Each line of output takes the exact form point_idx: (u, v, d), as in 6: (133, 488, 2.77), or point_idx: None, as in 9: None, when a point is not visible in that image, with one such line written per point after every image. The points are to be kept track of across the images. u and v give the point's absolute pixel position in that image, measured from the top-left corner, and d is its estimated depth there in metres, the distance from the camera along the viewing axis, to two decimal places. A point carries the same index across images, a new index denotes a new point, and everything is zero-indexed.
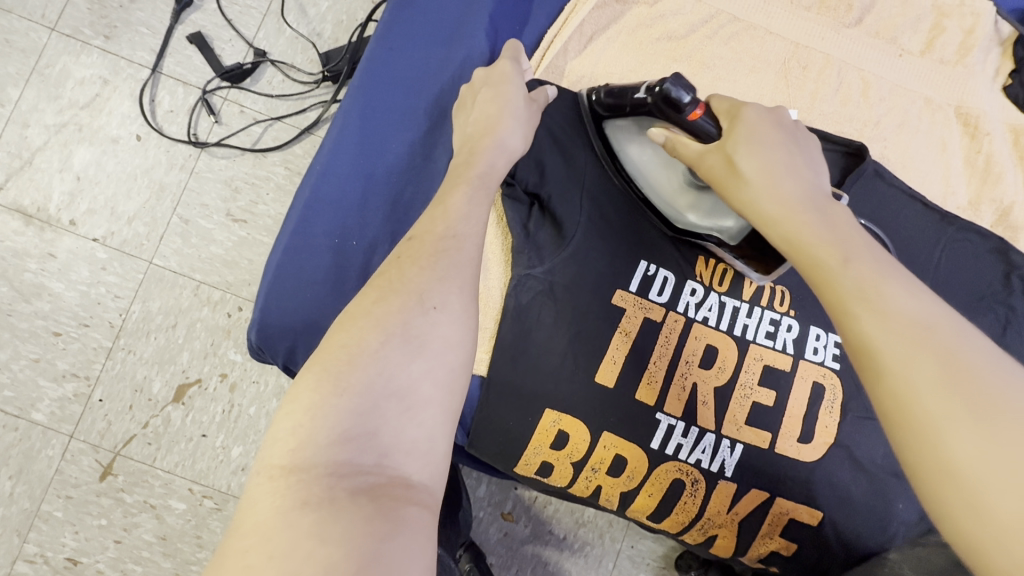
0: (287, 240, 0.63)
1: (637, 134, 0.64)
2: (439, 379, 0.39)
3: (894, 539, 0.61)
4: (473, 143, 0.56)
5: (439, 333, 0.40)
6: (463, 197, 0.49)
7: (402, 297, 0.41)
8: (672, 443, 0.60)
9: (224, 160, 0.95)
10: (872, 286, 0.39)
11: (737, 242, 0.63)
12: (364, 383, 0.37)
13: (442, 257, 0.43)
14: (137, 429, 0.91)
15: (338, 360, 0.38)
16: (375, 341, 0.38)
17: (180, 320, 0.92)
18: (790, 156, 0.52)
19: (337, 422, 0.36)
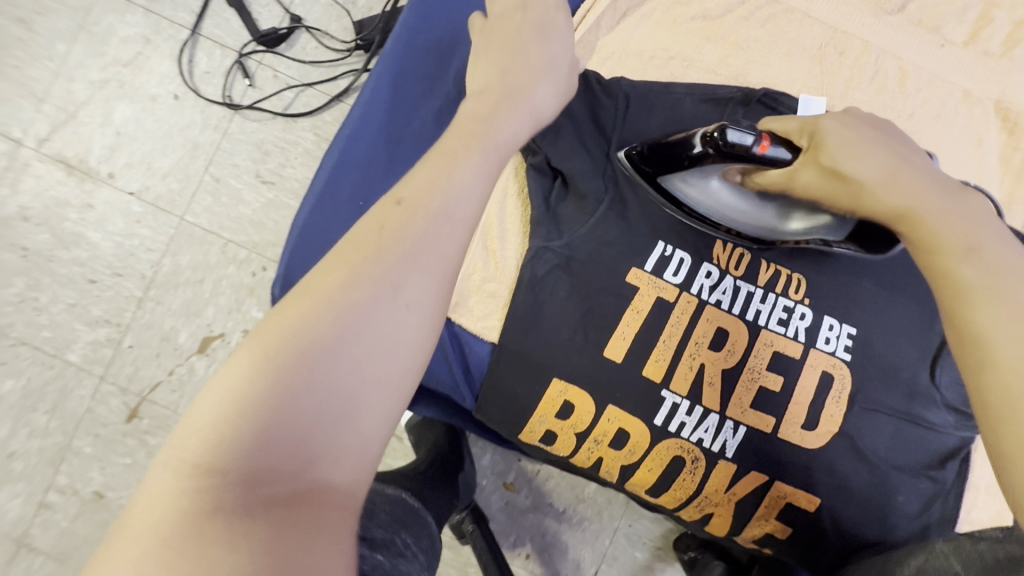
0: (314, 201, 0.65)
1: (698, 179, 0.62)
2: (389, 380, 0.37)
3: (892, 531, 0.61)
4: (484, 102, 0.49)
5: (397, 330, 0.37)
6: (466, 172, 0.43)
7: (368, 282, 0.37)
8: (676, 420, 0.61)
9: (255, 123, 0.97)
10: (1002, 282, 0.43)
11: (845, 235, 0.60)
12: (304, 378, 0.34)
13: (419, 244, 0.39)
14: (163, 376, 0.95)
15: (281, 353, 0.34)
16: (324, 330, 0.35)
17: (207, 276, 0.96)
18: (899, 151, 0.53)
19: (267, 420, 0.33)
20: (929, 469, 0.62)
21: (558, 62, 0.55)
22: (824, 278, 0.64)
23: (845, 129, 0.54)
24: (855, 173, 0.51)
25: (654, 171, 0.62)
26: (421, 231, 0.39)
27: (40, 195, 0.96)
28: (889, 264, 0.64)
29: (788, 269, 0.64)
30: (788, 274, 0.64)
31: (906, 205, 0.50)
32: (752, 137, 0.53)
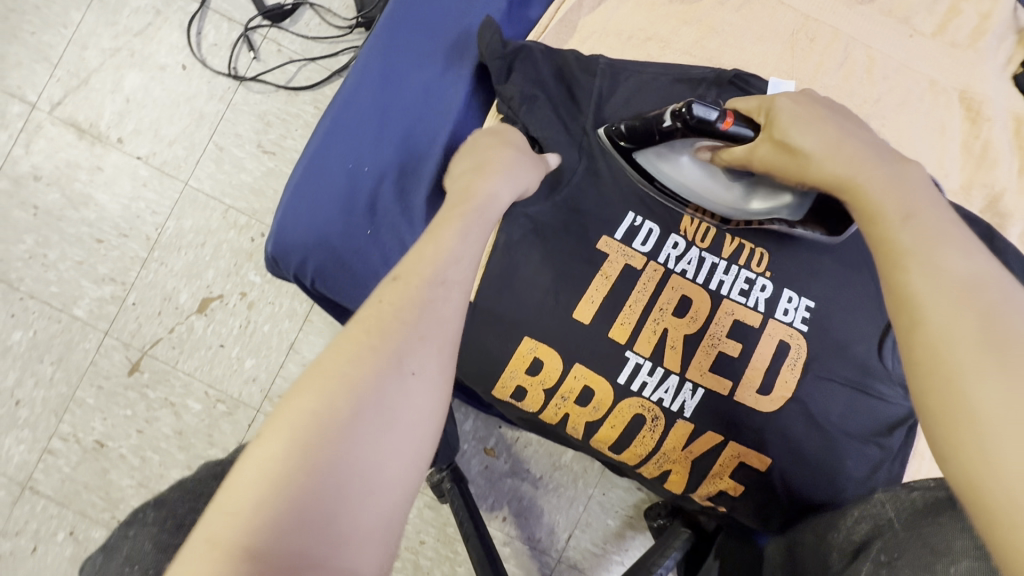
0: (306, 162, 0.69)
1: (668, 155, 0.67)
2: (405, 453, 0.40)
3: (839, 493, 0.65)
4: (456, 204, 0.55)
5: (408, 400, 0.41)
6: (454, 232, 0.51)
7: (382, 359, 0.41)
8: (638, 380, 0.65)
9: (259, 95, 1.01)
10: (933, 246, 0.42)
11: (799, 217, 0.67)
12: (329, 457, 0.37)
13: (424, 311, 0.45)
14: (164, 333, 1.00)
15: (308, 430, 0.37)
16: (344, 407, 0.38)
17: (208, 240, 1.00)
18: (849, 128, 0.56)
19: (296, 504, 0.35)
20: (878, 436, 0.66)
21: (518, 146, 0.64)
22: (785, 253, 0.68)
23: (798, 110, 0.58)
24: (799, 145, 0.55)
25: (631, 148, 0.67)
26: (419, 297, 0.45)
27: (53, 156, 1.01)
28: (847, 243, 0.68)
29: (751, 243, 0.68)
30: (751, 248, 0.67)
31: (847, 177, 0.52)
32: (717, 114, 0.59)
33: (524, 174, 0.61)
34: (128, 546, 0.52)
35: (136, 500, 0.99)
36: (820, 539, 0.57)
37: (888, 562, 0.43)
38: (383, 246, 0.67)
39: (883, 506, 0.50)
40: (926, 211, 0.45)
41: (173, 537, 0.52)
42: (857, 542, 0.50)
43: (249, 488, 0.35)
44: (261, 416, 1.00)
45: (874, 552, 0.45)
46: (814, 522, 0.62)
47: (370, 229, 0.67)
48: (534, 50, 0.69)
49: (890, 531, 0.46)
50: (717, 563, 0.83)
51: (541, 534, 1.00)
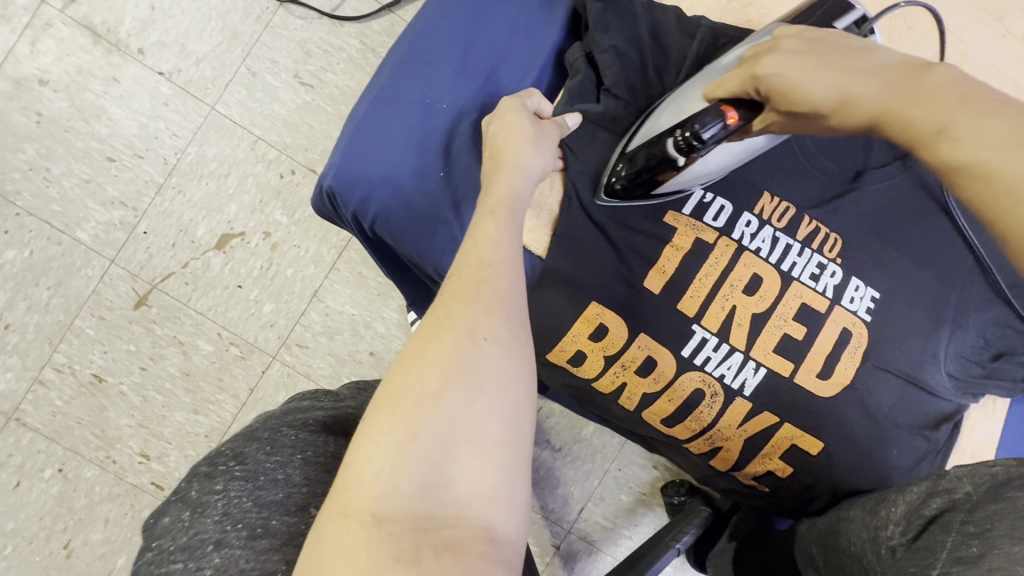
0: (377, 93, 0.65)
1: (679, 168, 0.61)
2: (505, 415, 0.40)
3: (883, 480, 0.67)
4: (483, 203, 0.52)
5: (493, 366, 0.41)
6: (493, 226, 0.48)
7: (454, 331, 0.41)
8: (702, 354, 0.64)
9: (300, 20, 0.94)
10: (1017, 146, 0.35)
11: None
12: (434, 428, 0.38)
13: (482, 288, 0.44)
14: (177, 267, 0.94)
15: (405, 403, 0.38)
16: (435, 382, 0.39)
17: (233, 171, 0.94)
18: (846, 52, 0.46)
19: (414, 473, 0.36)
20: (925, 430, 0.67)
21: (526, 127, 0.56)
22: (858, 241, 0.67)
23: (790, 64, 0.47)
24: (807, 101, 0.46)
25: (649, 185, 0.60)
26: (479, 279, 0.44)
27: (62, 60, 0.91)
28: (919, 239, 0.68)
29: (826, 229, 0.66)
30: (826, 233, 0.66)
31: (883, 103, 0.42)
32: (726, 128, 0.53)
33: (535, 165, 0.55)
34: (219, 501, 0.37)
35: (134, 442, 0.93)
36: (870, 514, 0.57)
37: (978, 534, 0.43)
38: (455, 189, 0.63)
39: (945, 481, 0.51)
40: (968, 111, 0.38)
41: (278, 491, 0.39)
42: (926, 516, 0.50)
43: (366, 463, 0.37)
44: (276, 364, 0.95)
45: (957, 525, 0.45)
46: (855, 503, 0.62)
47: (443, 171, 0.63)
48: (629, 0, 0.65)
49: (967, 505, 0.47)
50: (733, 542, 0.86)
51: (554, 504, 1.01)
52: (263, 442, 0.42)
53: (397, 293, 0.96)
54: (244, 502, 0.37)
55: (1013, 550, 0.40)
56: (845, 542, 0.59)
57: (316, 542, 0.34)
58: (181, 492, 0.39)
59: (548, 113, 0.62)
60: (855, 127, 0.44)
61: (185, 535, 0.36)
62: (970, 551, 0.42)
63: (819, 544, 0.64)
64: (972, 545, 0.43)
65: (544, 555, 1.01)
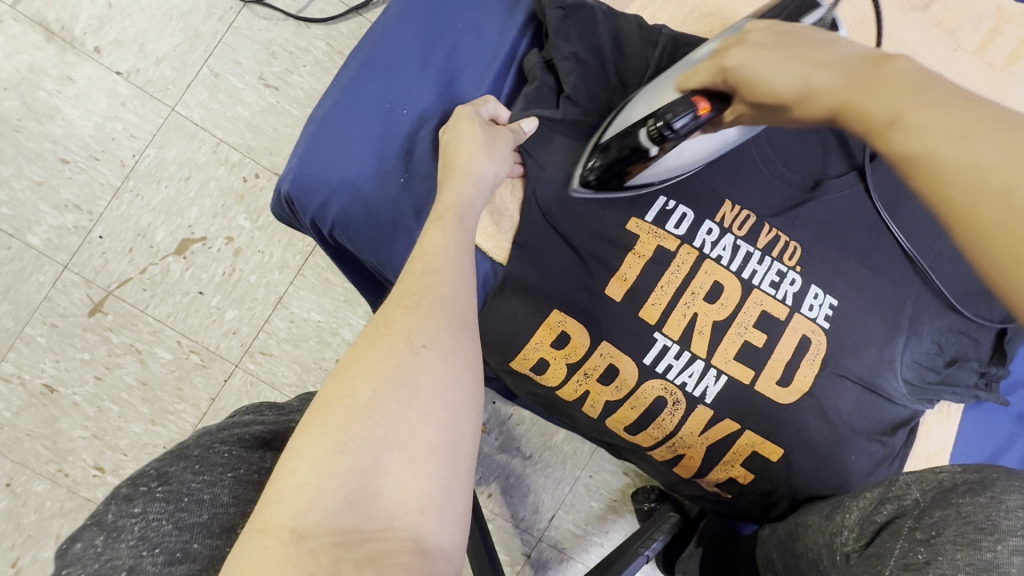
0: (337, 96, 0.63)
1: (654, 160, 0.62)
2: (441, 422, 0.39)
3: (843, 486, 0.67)
4: (435, 210, 0.53)
5: (430, 373, 0.40)
6: (438, 233, 0.49)
7: (391, 338, 0.41)
8: (664, 362, 0.64)
9: (264, 21, 0.92)
10: (958, 130, 0.34)
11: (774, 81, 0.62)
12: (363, 438, 0.37)
13: (425, 293, 0.44)
14: (134, 273, 0.91)
15: (335, 414, 0.38)
16: (367, 391, 0.38)
17: (194, 175, 0.91)
18: (815, 46, 0.47)
19: (341, 485, 0.36)
20: (882, 435, 0.68)
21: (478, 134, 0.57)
22: (817, 249, 0.68)
23: (768, 61, 0.48)
24: (773, 93, 0.47)
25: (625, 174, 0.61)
26: (422, 285, 0.44)
27: (14, 58, 0.88)
28: (875, 247, 0.69)
29: (786, 237, 0.67)
30: (786, 241, 0.67)
31: (841, 93, 0.42)
32: (697, 118, 0.55)
33: (488, 171, 0.55)
34: (136, 525, 0.35)
35: (88, 454, 0.90)
36: (826, 520, 0.58)
37: (925, 539, 0.44)
38: (415, 196, 0.62)
39: (894, 488, 0.52)
40: (916, 98, 0.37)
41: (203, 512, 0.38)
42: (878, 523, 0.51)
43: (292, 476, 0.36)
44: (239, 372, 0.92)
45: (905, 531, 0.46)
46: (814, 509, 0.63)
47: (403, 177, 0.62)
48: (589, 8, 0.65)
49: (915, 511, 0.48)
50: (699, 549, 0.86)
51: (524, 512, 1.00)
52: (192, 460, 0.40)
53: (364, 300, 0.94)
54: (163, 524, 0.36)
55: (957, 557, 0.41)
56: (803, 548, 0.59)
57: (235, 558, 0.33)
58: (99, 515, 0.37)
59: (505, 118, 0.63)
60: (818, 119, 0.44)
61: (95, 563, 0.34)
62: (917, 557, 0.43)
63: (779, 549, 0.65)
64: (918, 551, 0.43)
65: (515, 564, 1.00)
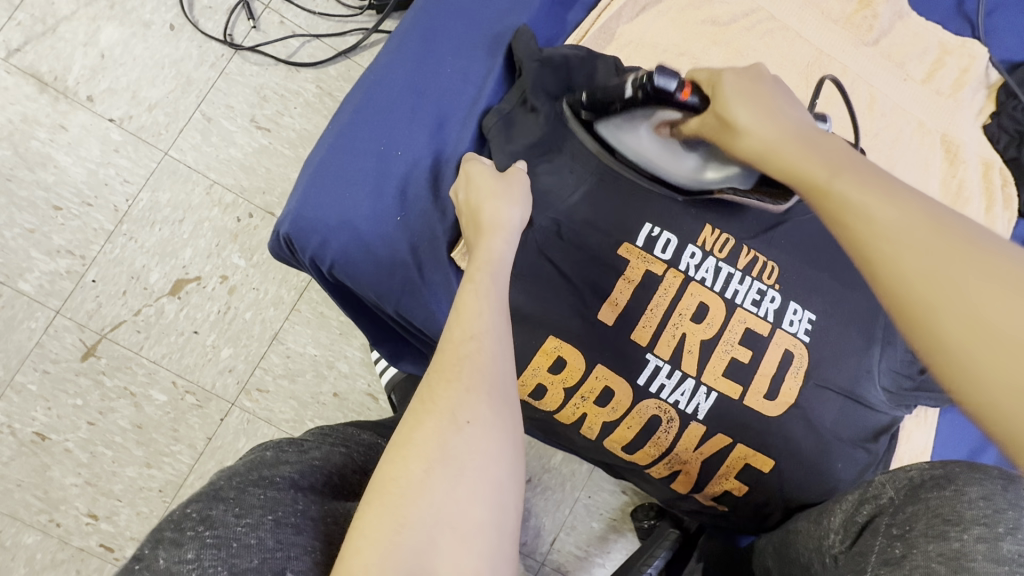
0: (332, 140, 0.66)
1: (628, 125, 0.67)
2: (489, 498, 0.42)
3: (832, 492, 0.70)
4: (468, 271, 0.55)
5: (474, 449, 0.43)
6: (472, 297, 0.51)
7: (436, 414, 0.44)
8: (657, 382, 0.67)
9: (256, 66, 0.95)
10: (886, 198, 0.40)
11: (750, 185, 0.68)
12: (418, 518, 0.40)
13: (464, 365, 0.46)
14: (128, 315, 0.91)
15: (390, 495, 0.40)
16: (418, 473, 0.41)
17: (188, 216, 0.93)
18: (781, 102, 0.56)
19: (401, 566, 0.38)
20: (866, 442, 0.71)
21: (496, 186, 0.60)
22: (793, 269, 0.72)
23: (755, 115, 0.55)
24: (737, 120, 0.55)
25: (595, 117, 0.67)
26: (460, 357, 0.47)
27: (6, 109, 0.89)
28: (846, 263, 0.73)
29: (763, 257, 0.71)
30: (763, 261, 0.71)
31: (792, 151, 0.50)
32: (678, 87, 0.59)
33: (514, 219, 0.59)
34: (191, 572, 0.37)
35: (81, 501, 0.88)
36: (814, 524, 0.60)
37: (900, 535, 0.47)
38: (412, 232, 0.65)
39: (866, 490, 0.55)
40: (853, 167, 0.44)
41: (252, 557, 0.39)
42: (860, 523, 0.54)
43: (356, 558, 0.38)
44: (236, 411, 0.92)
45: (882, 527, 0.49)
46: (802, 516, 0.65)
47: (400, 215, 0.65)
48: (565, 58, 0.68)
49: (890, 508, 0.51)
50: (699, 564, 0.87)
51: (526, 537, 1.01)
52: (231, 503, 0.42)
53: (360, 332, 0.96)
54: (216, 571, 0.37)
55: (929, 548, 0.44)
56: (795, 554, 0.62)
57: None
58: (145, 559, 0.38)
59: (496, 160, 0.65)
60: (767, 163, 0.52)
61: None
62: (895, 552, 0.46)
63: (773, 556, 0.67)
64: (895, 547, 0.47)
65: None
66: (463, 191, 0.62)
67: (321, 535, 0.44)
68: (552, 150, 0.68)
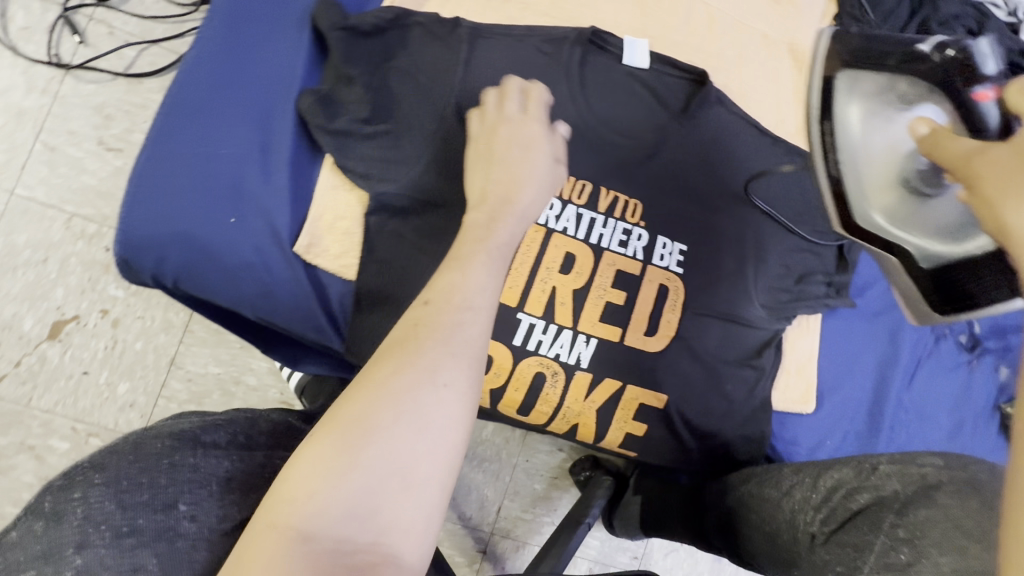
0: (149, 151, 0.62)
1: (863, 101, 0.52)
2: (446, 457, 0.40)
3: (732, 415, 0.71)
4: (459, 241, 0.51)
5: (446, 413, 0.41)
6: (481, 270, 0.47)
7: (413, 370, 0.41)
8: (533, 339, 0.67)
9: (92, 85, 0.89)
10: None
11: (927, 268, 0.51)
12: (374, 458, 0.38)
13: (455, 331, 0.43)
14: (8, 368, 0.87)
15: (352, 429, 0.39)
16: (386, 419, 0.39)
17: (52, 255, 0.88)
18: None
19: (342, 498, 0.37)
20: (752, 359, 0.72)
21: (539, 169, 0.57)
22: (658, 203, 0.71)
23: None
24: None
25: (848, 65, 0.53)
26: (450, 322, 0.44)
27: None
28: (715, 189, 0.72)
29: (626, 196, 0.70)
30: (626, 200, 0.70)
31: None
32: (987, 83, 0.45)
33: (526, 206, 0.54)
34: (76, 507, 0.37)
35: None
36: (785, 495, 0.60)
37: (909, 539, 0.46)
38: (252, 233, 0.61)
39: (865, 474, 0.54)
40: None
41: (143, 492, 0.40)
42: (853, 509, 0.52)
43: (304, 485, 0.37)
44: None
45: (886, 526, 0.48)
46: (771, 477, 0.64)
47: (235, 217, 0.61)
48: (375, 25, 0.64)
49: (896, 505, 0.49)
50: (638, 498, 0.90)
51: (471, 511, 1.02)
52: (127, 450, 0.42)
53: None
54: (105, 503, 0.38)
55: (942, 561, 0.43)
56: (756, 518, 0.62)
57: (243, 549, 0.36)
58: (35, 505, 0.39)
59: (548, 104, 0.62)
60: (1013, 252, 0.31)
61: (36, 544, 0.36)
62: (899, 558, 0.46)
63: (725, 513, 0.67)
64: (901, 552, 0.46)
65: (473, 563, 1.02)
66: (493, 161, 0.57)
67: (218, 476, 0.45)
68: (384, 123, 0.63)
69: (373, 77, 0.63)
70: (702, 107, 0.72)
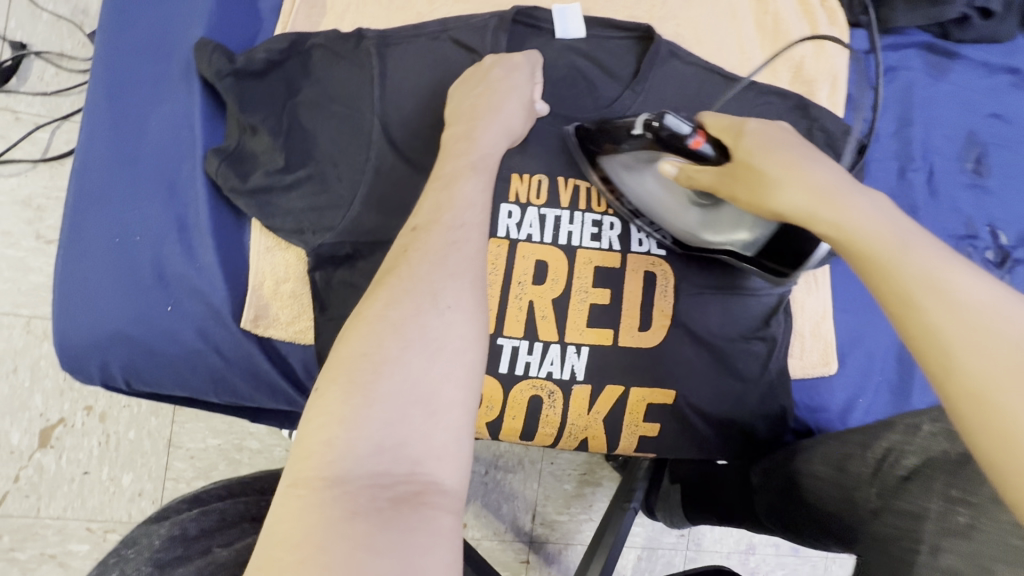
0: (62, 253, 0.57)
1: (636, 163, 0.59)
2: (465, 379, 0.36)
3: (750, 395, 0.65)
4: (443, 160, 0.49)
5: (456, 334, 0.37)
6: (468, 185, 0.45)
7: (413, 295, 0.37)
8: (521, 363, 0.61)
9: (12, 178, 0.84)
10: (934, 284, 0.34)
11: (752, 254, 0.57)
12: (390, 390, 0.34)
13: (449, 252, 0.40)
14: (10, 484, 0.85)
15: (360, 370, 0.34)
16: (396, 349, 0.35)
17: (20, 363, 0.85)
18: (809, 152, 0.45)
19: (366, 433, 0.33)
20: (760, 330, 0.65)
21: (518, 94, 0.56)
22: None
23: (800, 195, 0.42)
24: (761, 166, 0.45)
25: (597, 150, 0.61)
26: (442, 241, 0.40)
27: None
28: None
29: (589, 183, 0.64)
30: (589, 186, 0.63)
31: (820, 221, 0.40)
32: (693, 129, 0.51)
33: (511, 120, 0.54)
34: None
35: None
36: (837, 470, 0.54)
37: (963, 498, 0.43)
38: (193, 316, 0.57)
39: (911, 435, 0.49)
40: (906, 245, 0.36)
41: (177, 548, 0.41)
42: (902, 476, 0.48)
43: (321, 434, 0.33)
44: None
45: (939, 489, 0.45)
46: (815, 451, 0.58)
47: (171, 303, 0.57)
48: (267, 60, 0.57)
49: (947, 465, 0.45)
50: (676, 484, 0.84)
51: (506, 524, 0.99)
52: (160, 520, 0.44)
53: None
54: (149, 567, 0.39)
55: (1002, 516, 0.40)
56: (809, 497, 0.56)
57: (271, 518, 0.31)
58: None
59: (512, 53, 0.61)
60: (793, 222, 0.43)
61: None
62: (958, 520, 0.42)
63: (774, 498, 0.61)
64: (958, 513, 0.43)
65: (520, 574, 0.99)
66: (479, 85, 0.56)
67: (244, 516, 0.47)
68: (306, 165, 0.57)
69: (281, 119, 0.57)
70: (653, 67, 0.64)
